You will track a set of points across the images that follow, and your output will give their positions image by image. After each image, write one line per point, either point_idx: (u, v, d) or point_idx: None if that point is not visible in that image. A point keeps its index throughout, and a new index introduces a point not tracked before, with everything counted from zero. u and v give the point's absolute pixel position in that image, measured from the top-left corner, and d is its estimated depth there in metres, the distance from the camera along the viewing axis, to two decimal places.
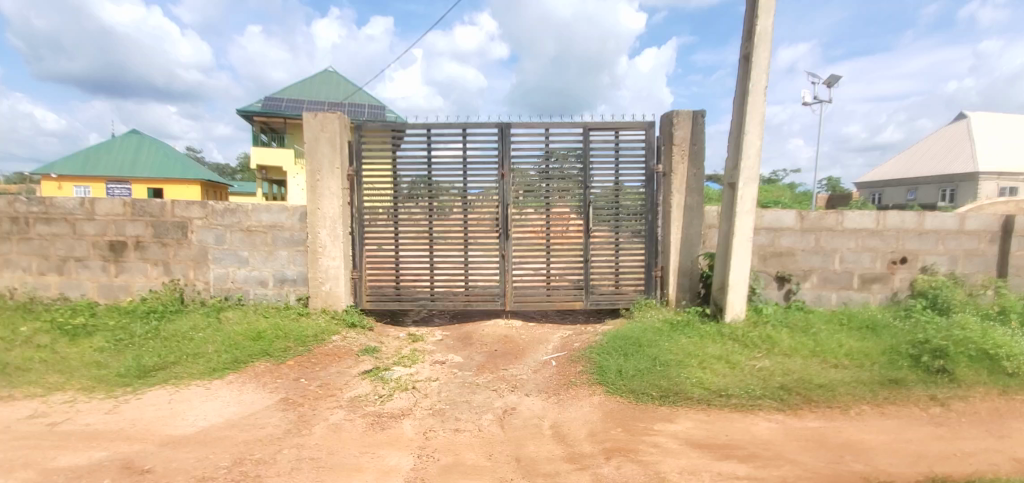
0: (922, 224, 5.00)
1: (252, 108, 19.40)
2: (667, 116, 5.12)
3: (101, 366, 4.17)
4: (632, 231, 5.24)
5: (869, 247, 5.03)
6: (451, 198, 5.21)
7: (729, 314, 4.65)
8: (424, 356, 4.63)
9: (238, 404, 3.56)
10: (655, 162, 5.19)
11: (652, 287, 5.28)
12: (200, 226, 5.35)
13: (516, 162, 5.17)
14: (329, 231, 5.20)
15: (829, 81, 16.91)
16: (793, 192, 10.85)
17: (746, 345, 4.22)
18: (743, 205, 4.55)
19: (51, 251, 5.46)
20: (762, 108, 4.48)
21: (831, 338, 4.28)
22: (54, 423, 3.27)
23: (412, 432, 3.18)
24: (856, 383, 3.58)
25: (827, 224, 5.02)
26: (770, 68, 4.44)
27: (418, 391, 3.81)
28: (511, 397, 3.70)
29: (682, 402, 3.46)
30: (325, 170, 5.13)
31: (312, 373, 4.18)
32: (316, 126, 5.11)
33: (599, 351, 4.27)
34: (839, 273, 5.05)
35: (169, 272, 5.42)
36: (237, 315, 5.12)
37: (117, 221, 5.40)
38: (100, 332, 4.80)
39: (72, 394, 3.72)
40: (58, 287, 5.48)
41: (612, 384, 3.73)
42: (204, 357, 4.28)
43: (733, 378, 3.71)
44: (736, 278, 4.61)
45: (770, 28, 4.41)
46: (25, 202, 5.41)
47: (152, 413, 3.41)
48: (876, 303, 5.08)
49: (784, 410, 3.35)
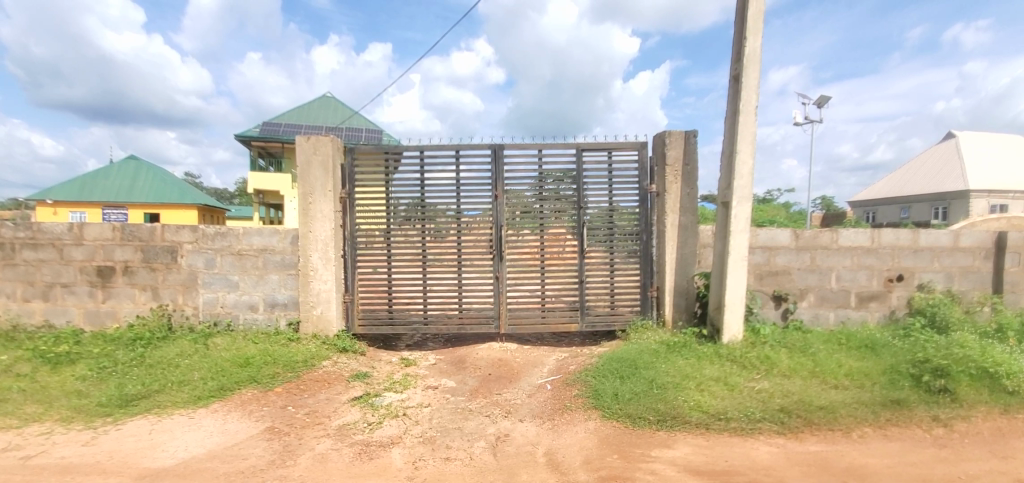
0: (917, 241, 4.96)
1: (251, 133, 19.56)
2: (659, 137, 5.13)
3: (82, 395, 4.06)
4: (627, 251, 5.20)
5: (865, 265, 4.99)
6: (444, 220, 5.17)
7: (727, 335, 4.57)
8: (416, 381, 4.52)
9: (221, 434, 3.44)
10: (649, 182, 5.18)
11: (648, 308, 5.22)
12: (190, 250, 5.29)
13: (510, 184, 5.15)
14: (320, 254, 5.14)
15: (818, 101, 17.00)
16: (789, 212, 10.81)
17: (744, 366, 4.13)
18: (737, 224, 4.51)
19: (37, 277, 5.37)
20: (754, 128, 4.48)
21: (830, 357, 4.19)
22: (27, 456, 3.15)
23: (402, 461, 3.07)
24: (857, 404, 3.47)
25: (822, 242, 4.98)
26: (760, 89, 4.47)
27: (409, 418, 3.70)
28: (504, 424, 3.60)
29: (680, 426, 3.36)
30: (317, 193, 5.10)
31: (300, 401, 4.07)
32: (308, 149, 5.09)
33: (594, 373, 4.18)
34: (836, 292, 5.00)
35: (157, 298, 5.33)
36: (225, 341, 5.02)
37: (106, 245, 5.33)
38: (84, 360, 4.68)
39: (49, 425, 3.60)
40: (43, 314, 5.37)
41: (607, 408, 3.63)
42: (190, 385, 4.17)
43: (731, 400, 3.61)
44: (733, 298, 4.53)
45: (758, 49, 4.44)
46: (12, 227, 5.34)
47: (131, 445, 3.29)
48: (874, 321, 5.01)
49: (784, 433, 3.26)
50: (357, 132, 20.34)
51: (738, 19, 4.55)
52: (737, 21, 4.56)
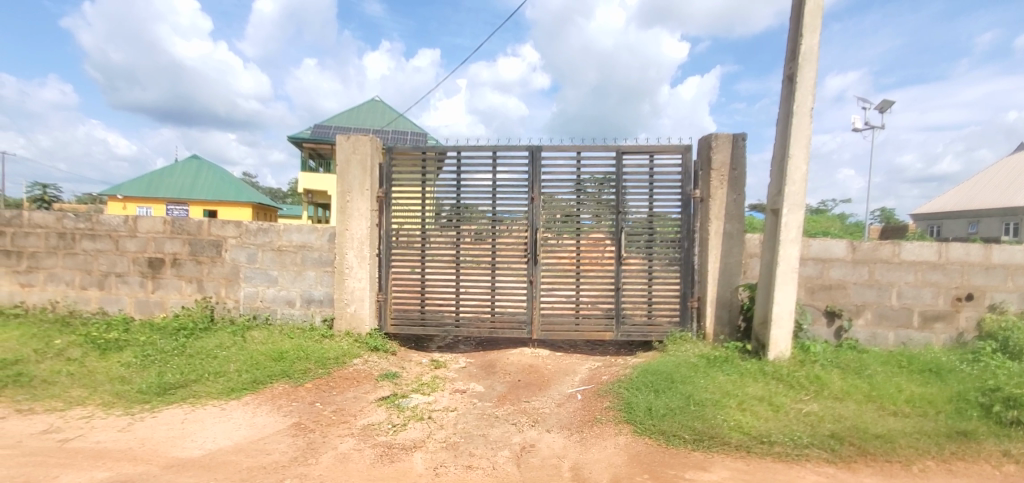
0: (989, 257, 4.51)
1: (301, 135, 20.24)
2: (705, 140, 4.89)
3: (125, 381, 4.23)
4: (667, 259, 4.98)
5: (930, 281, 4.58)
6: (480, 222, 5.10)
7: (773, 351, 4.26)
8: (444, 384, 4.45)
9: (249, 427, 3.48)
10: (693, 187, 4.95)
11: (688, 319, 4.97)
12: (234, 244, 5.43)
13: (547, 187, 5.03)
14: (356, 253, 5.17)
15: (880, 105, 16.00)
16: (845, 224, 10.17)
17: (791, 386, 3.84)
18: (787, 233, 4.21)
19: (94, 266, 5.65)
20: (809, 131, 4.18)
21: (888, 381, 3.83)
22: (65, 439, 3.33)
23: (422, 466, 3.00)
24: (919, 434, 3.14)
25: (881, 255, 4.61)
26: (816, 89, 4.17)
27: (434, 422, 3.63)
28: (531, 433, 3.47)
29: (719, 447, 3.14)
30: (355, 191, 5.14)
31: (328, 398, 4.07)
32: (347, 148, 5.14)
33: (628, 385, 4.00)
34: (897, 310, 4.61)
35: (202, 290, 5.50)
36: (262, 334, 5.12)
37: (157, 238, 5.55)
38: (130, 348, 4.88)
39: (91, 410, 3.79)
40: (98, 302, 5.64)
41: (640, 423, 3.44)
42: (225, 376, 4.26)
43: (775, 422, 3.35)
44: (780, 312, 4.23)
45: (816, 46, 4.14)
46: (74, 218, 5.65)
47: (163, 434, 3.38)
48: (939, 344, 4.59)
49: (834, 462, 2.98)
50: (401, 134, 20.64)
51: (794, 15, 4.28)
52: (793, 18, 4.28)
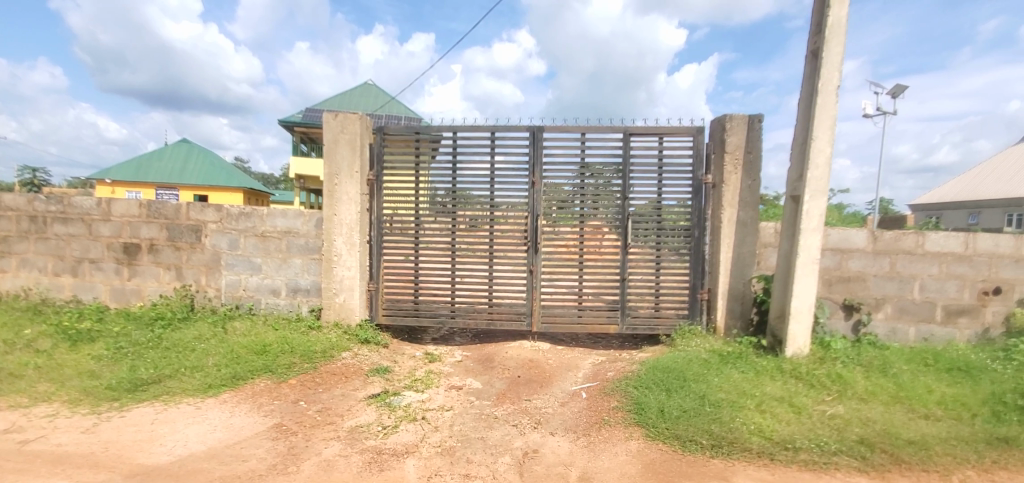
0: (1020, 249, 4.26)
1: (292, 119, 19.73)
2: (718, 122, 4.58)
3: (94, 376, 3.91)
4: (675, 248, 4.69)
5: (955, 274, 4.32)
6: (477, 208, 4.78)
7: (790, 347, 4.00)
8: (439, 379, 4.17)
9: (225, 429, 3.18)
10: (704, 172, 4.64)
11: (697, 312, 4.70)
12: (214, 230, 5.09)
13: (549, 172, 4.71)
14: (345, 240, 4.85)
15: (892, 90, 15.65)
16: (853, 216, 9.90)
17: (812, 385, 3.58)
18: (808, 222, 3.92)
19: (67, 252, 5.29)
20: (834, 110, 3.88)
21: (916, 380, 3.58)
22: (25, 441, 3.02)
23: (415, 475, 2.72)
24: (955, 441, 2.89)
25: (904, 245, 4.34)
26: (843, 65, 3.86)
27: (428, 423, 3.35)
28: (533, 437, 3.19)
29: (739, 454, 2.88)
30: (343, 174, 4.81)
31: (313, 395, 3.77)
32: (335, 127, 4.80)
33: (636, 383, 3.72)
34: (919, 304, 4.36)
35: (181, 278, 5.16)
36: (244, 326, 4.80)
37: (132, 222, 5.19)
38: (103, 339, 4.56)
39: (56, 407, 3.47)
40: (71, 289, 5.30)
41: (652, 427, 3.17)
42: (202, 371, 3.95)
43: (799, 426, 3.09)
44: (799, 305, 3.96)
45: (844, 19, 3.83)
46: (45, 201, 5.27)
47: (130, 436, 3.08)
48: (964, 340, 4.35)
49: (866, 471, 2.73)
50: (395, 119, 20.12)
51: None
52: None
